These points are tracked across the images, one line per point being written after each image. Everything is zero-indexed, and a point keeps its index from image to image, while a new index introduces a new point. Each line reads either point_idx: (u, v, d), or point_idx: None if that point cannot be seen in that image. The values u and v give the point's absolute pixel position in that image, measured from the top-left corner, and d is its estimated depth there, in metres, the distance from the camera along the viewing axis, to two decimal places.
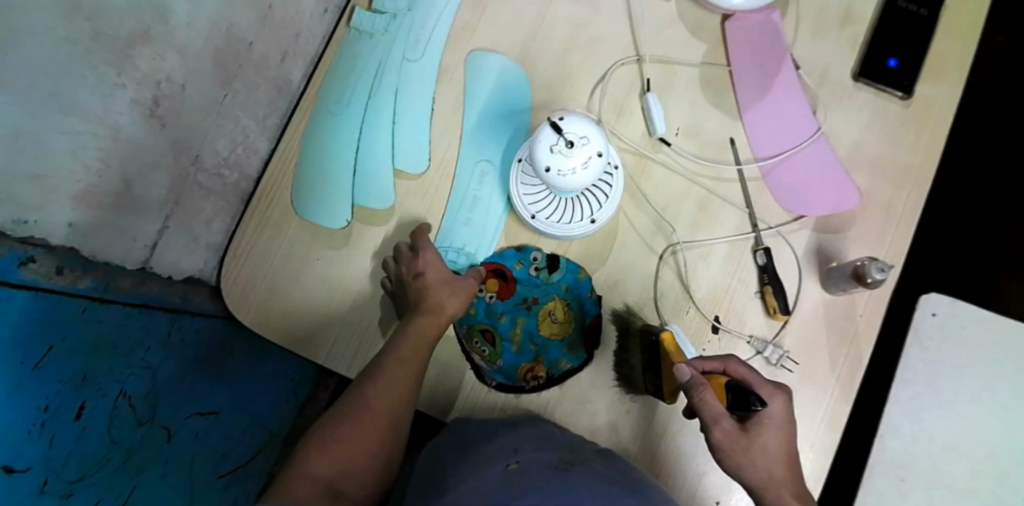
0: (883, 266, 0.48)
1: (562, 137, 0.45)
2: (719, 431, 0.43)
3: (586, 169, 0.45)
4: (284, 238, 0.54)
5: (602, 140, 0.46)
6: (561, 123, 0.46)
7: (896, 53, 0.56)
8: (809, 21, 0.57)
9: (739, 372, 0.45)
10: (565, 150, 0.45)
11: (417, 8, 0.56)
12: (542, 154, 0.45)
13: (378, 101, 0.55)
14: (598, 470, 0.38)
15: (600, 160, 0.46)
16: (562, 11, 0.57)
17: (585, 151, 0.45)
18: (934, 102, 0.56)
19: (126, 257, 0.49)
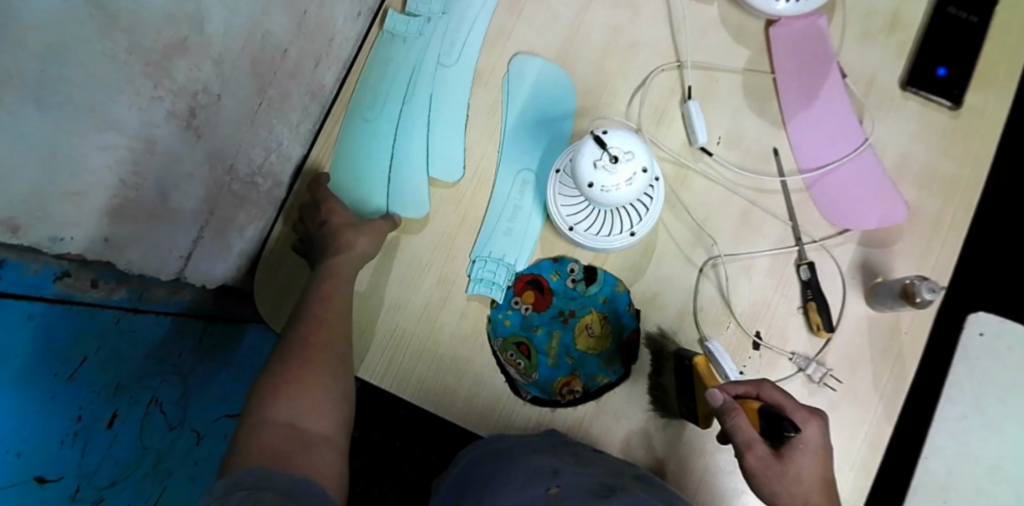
0: (933, 286, 0.47)
1: (606, 151, 0.44)
2: (753, 457, 0.42)
3: (631, 185, 0.44)
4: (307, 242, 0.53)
5: (647, 155, 0.45)
6: (604, 137, 0.44)
7: (945, 61, 0.54)
8: (855, 27, 0.55)
9: (773, 396, 0.44)
10: (609, 166, 0.43)
11: (452, 11, 0.55)
12: (586, 169, 0.44)
13: (412, 107, 0.54)
14: (638, 496, 0.37)
15: (645, 175, 0.45)
16: (600, 14, 0.55)
17: (630, 167, 0.44)
18: (983, 113, 0.54)
19: (161, 267, 0.49)
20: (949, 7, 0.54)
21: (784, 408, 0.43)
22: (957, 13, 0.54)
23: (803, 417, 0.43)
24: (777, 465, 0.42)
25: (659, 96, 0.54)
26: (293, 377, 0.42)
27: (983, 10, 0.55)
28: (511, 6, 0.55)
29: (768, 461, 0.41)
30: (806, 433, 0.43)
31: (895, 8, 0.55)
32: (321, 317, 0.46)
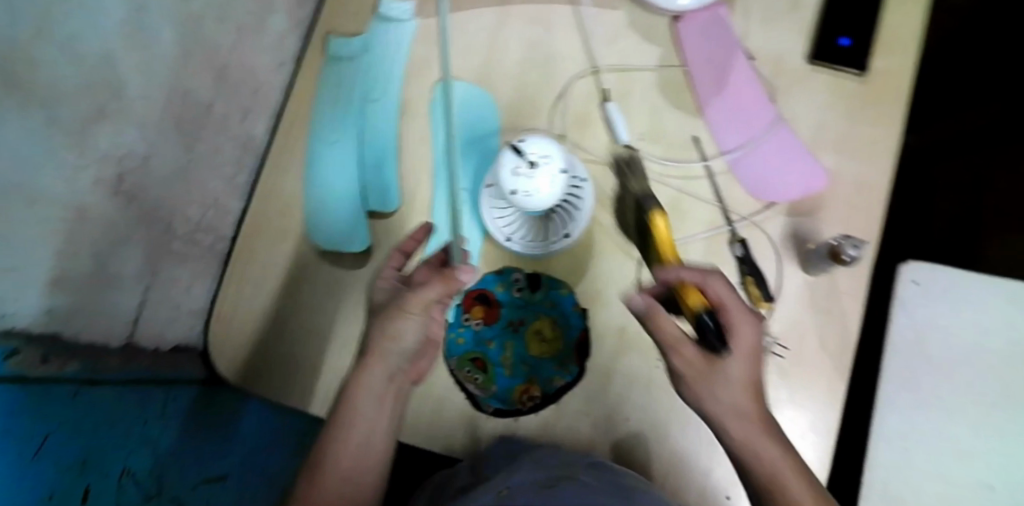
0: (856, 243, 0.49)
1: (524, 158, 0.46)
2: (678, 358, 0.42)
3: (552, 187, 0.46)
4: (265, 292, 0.55)
5: (563, 156, 0.46)
6: (521, 145, 0.46)
7: (847, 32, 0.56)
8: (757, 10, 0.57)
9: (718, 291, 0.41)
10: (528, 172, 0.45)
11: (371, 49, 0.56)
12: (507, 178, 0.46)
13: (343, 146, 0.56)
14: (587, 485, 0.39)
15: (564, 176, 0.47)
16: (515, 31, 0.57)
17: (548, 170, 0.46)
18: (891, 75, 0.56)
19: (109, 332, 0.50)
20: None
21: (726, 307, 0.41)
22: None
23: (743, 318, 0.41)
24: (708, 368, 0.41)
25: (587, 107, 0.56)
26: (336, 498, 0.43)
27: None
28: (428, 36, 0.56)
29: (697, 366, 0.42)
30: (744, 335, 0.41)
31: None
32: (358, 436, 0.44)
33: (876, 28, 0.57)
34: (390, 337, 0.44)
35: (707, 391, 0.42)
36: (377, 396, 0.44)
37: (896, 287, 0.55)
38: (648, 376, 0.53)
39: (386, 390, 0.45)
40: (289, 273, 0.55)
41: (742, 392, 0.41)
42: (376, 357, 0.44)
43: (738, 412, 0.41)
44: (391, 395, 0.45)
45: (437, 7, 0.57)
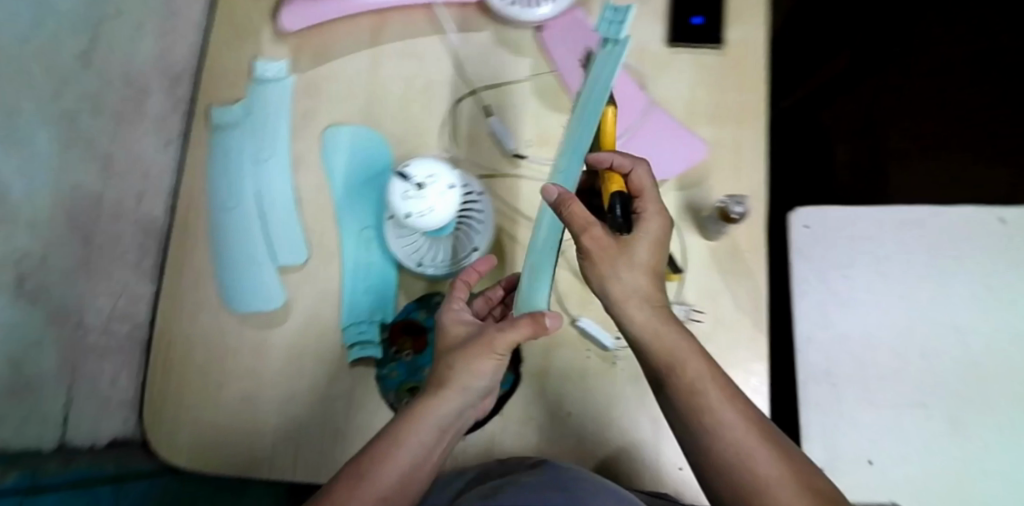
0: (738, 200, 0.52)
1: (411, 181, 0.47)
2: (587, 238, 0.41)
3: (443, 204, 0.48)
4: (197, 365, 0.55)
5: (450, 172, 0.48)
6: (407, 170, 0.48)
7: (698, 12, 0.59)
8: None
9: (642, 179, 0.44)
10: (417, 193, 0.47)
11: (254, 112, 0.58)
12: (398, 203, 0.47)
13: (245, 210, 0.56)
14: (528, 486, 0.41)
15: (455, 191, 0.48)
16: (390, 68, 0.58)
17: (436, 188, 0.47)
18: (748, 44, 0.58)
19: (42, 433, 0.50)
20: None
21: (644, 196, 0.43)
22: None
23: (656, 209, 0.43)
24: (614, 246, 0.41)
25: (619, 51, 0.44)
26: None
27: None
28: (308, 90, 0.58)
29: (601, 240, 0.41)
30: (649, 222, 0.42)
31: None
32: (404, 476, 0.39)
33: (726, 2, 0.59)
34: (469, 373, 0.39)
35: (611, 270, 0.41)
36: (433, 435, 0.39)
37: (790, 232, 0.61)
38: (582, 367, 0.54)
39: (447, 423, 0.40)
40: (219, 342, 0.55)
41: (643, 273, 0.41)
42: (446, 392, 0.39)
43: (642, 294, 0.41)
44: (450, 428, 0.41)
45: (311, 61, 0.58)
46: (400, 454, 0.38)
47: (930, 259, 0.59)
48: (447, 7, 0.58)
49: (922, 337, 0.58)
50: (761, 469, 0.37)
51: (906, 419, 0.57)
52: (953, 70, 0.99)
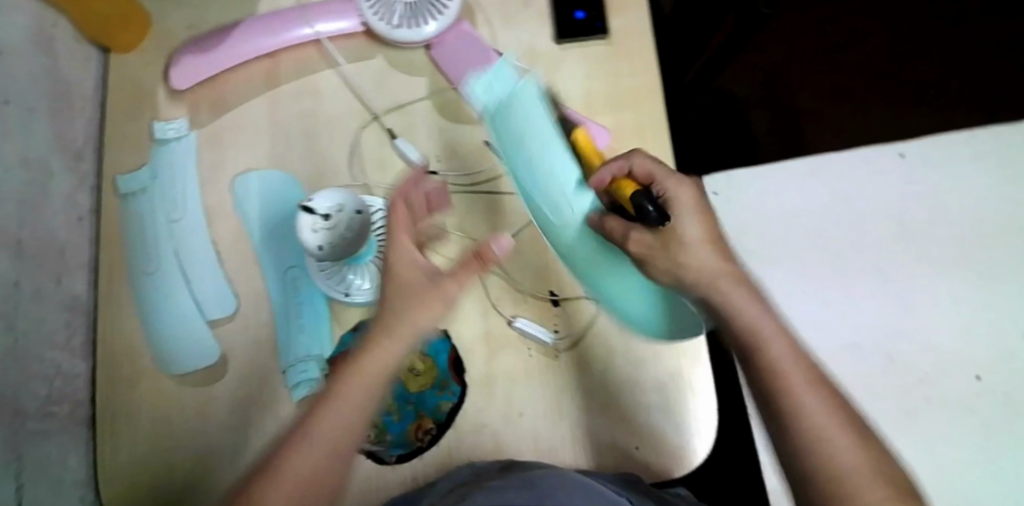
0: None
1: (316, 213, 0.47)
2: (634, 245, 0.42)
3: (352, 229, 0.48)
4: (143, 422, 0.54)
5: (355, 199, 0.49)
6: (310, 203, 0.48)
7: (581, 6, 0.58)
8: (497, 15, 0.59)
9: (645, 166, 0.44)
10: (324, 224, 0.47)
11: (160, 174, 0.58)
12: (308, 237, 0.48)
13: (166, 270, 0.56)
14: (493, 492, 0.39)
15: (361, 216, 0.49)
16: (288, 109, 0.58)
17: (342, 215, 0.48)
18: (632, 31, 0.58)
19: None
20: None
21: (657, 175, 0.43)
22: None
23: (676, 185, 0.43)
24: (660, 240, 0.42)
25: (526, 100, 0.47)
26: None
27: None
28: (212, 144, 0.58)
29: (645, 237, 0.42)
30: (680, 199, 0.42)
31: None
32: (334, 438, 0.39)
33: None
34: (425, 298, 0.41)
35: (675, 260, 0.42)
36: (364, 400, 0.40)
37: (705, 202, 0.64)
38: (526, 367, 0.54)
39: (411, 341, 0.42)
40: (160, 402, 0.55)
41: (711, 249, 0.42)
42: (366, 365, 0.40)
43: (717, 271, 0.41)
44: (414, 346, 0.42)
45: (210, 114, 0.59)
46: (329, 418, 0.39)
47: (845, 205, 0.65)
48: (333, 39, 0.59)
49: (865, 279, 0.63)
50: (840, 462, 0.36)
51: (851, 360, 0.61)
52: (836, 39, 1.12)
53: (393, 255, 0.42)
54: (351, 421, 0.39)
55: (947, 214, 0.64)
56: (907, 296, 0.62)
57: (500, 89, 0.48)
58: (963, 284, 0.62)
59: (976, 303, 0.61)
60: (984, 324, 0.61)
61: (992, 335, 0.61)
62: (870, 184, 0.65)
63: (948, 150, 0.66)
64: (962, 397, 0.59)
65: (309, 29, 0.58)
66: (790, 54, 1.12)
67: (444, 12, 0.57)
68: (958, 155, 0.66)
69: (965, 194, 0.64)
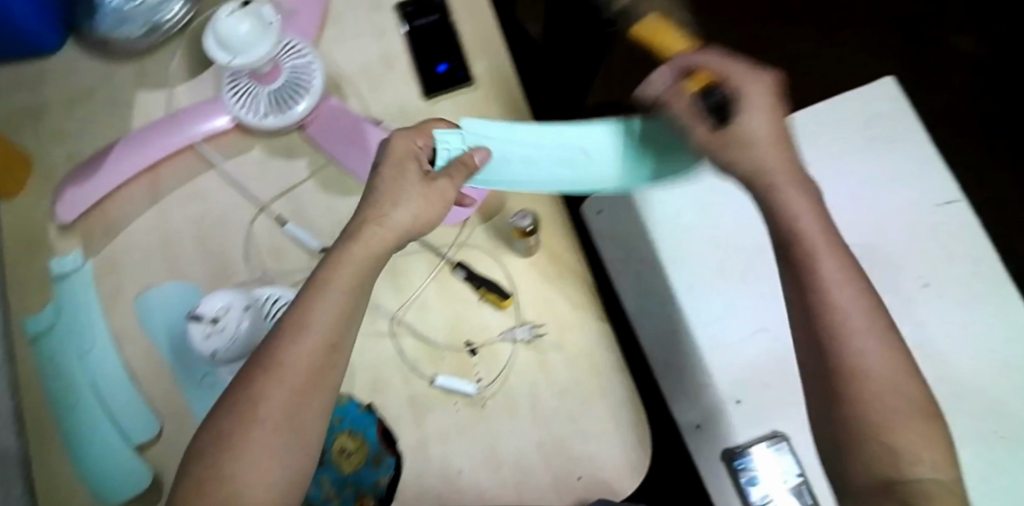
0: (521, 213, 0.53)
1: (205, 320, 0.46)
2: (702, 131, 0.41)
3: (246, 328, 0.46)
4: None
5: (243, 296, 0.47)
6: (198, 310, 0.46)
7: (442, 58, 0.57)
8: (363, 83, 0.58)
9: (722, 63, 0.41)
10: (214, 329, 0.45)
11: (64, 308, 0.58)
12: (201, 345, 0.46)
13: (86, 405, 0.56)
14: None
15: (253, 312, 0.47)
16: (177, 217, 0.58)
17: (232, 316, 0.46)
18: (498, 73, 0.57)
19: None
20: (414, 22, 0.59)
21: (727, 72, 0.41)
22: (424, 22, 0.58)
23: (745, 78, 0.41)
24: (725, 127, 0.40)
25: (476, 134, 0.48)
26: (262, 435, 0.36)
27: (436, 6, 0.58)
28: (109, 268, 0.58)
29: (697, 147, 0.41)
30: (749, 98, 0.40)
31: (380, 49, 0.59)
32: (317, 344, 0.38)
33: (464, 38, 0.58)
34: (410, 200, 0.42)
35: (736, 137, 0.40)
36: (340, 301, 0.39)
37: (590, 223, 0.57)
38: (456, 422, 0.53)
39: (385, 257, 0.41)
40: None
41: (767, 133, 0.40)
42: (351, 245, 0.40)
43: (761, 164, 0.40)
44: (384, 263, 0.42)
45: (102, 240, 0.59)
46: (315, 315, 0.38)
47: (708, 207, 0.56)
48: (210, 141, 0.59)
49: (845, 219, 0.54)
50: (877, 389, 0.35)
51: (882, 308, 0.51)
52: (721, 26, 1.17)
53: (394, 143, 0.44)
54: (313, 356, 0.38)
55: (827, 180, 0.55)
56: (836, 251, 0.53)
57: (452, 143, 0.47)
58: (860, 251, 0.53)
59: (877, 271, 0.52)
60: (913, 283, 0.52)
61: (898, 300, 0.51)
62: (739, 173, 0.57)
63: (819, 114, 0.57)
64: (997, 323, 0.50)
65: (181, 136, 0.58)
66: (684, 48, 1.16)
67: (308, 91, 0.56)
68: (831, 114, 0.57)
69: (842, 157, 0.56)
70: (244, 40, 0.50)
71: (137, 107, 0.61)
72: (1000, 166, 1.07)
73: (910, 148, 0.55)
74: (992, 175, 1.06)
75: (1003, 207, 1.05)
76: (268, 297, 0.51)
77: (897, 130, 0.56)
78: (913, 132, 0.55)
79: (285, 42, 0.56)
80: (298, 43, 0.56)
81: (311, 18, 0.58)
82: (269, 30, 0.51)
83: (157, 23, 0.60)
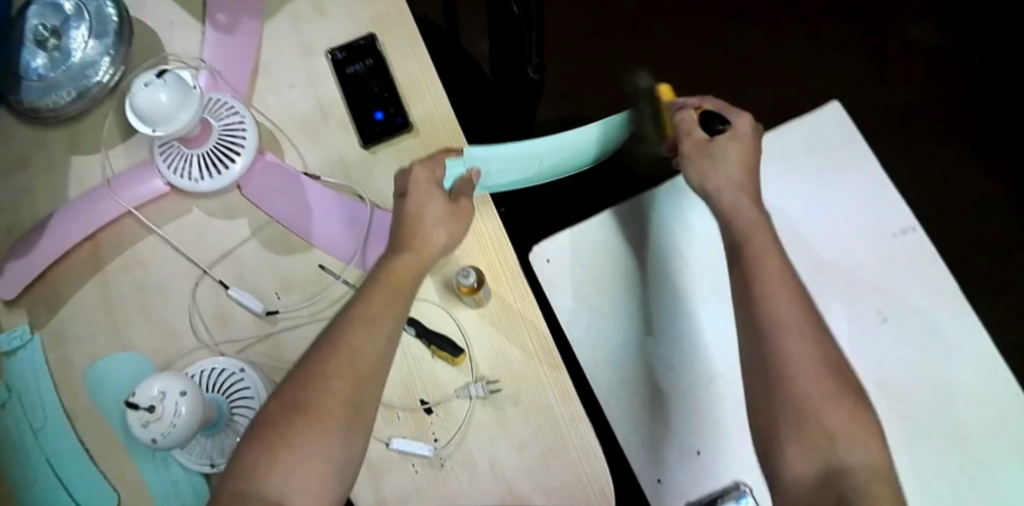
0: (464, 271, 0.52)
1: (140, 408, 0.44)
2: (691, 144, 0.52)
3: (184, 414, 0.44)
4: None
5: (180, 379, 0.45)
6: (133, 397, 0.44)
7: (378, 105, 0.57)
8: (300, 136, 0.57)
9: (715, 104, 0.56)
10: (151, 418, 0.43)
11: (16, 386, 0.56)
12: (140, 434, 0.44)
13: (45, 483, 0.54)
14: None
15: (191, 396, 0.45)
16: (121, 285, 0.57)
17: (168, 403, 0.44)
18: (436, 118, 0.57)
19: None
20: (346, 68, 0.58)
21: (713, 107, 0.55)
22: (355, 69, 0.58)
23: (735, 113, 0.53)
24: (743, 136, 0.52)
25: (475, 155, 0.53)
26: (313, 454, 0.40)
27: (368, 52, 0.58)
28: (55, 341, 0.56)
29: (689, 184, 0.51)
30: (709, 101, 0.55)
31: (315, 100, 0.58)
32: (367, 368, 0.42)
33: (399, 85, 0.57)
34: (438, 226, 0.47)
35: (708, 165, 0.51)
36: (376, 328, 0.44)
37: (537, 273, 0.58)
38: (415, 485, 0.51)
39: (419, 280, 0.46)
40: None
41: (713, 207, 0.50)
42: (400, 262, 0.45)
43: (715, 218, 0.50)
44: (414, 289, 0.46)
45: (47, 312, 0.57)
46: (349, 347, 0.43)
47: (650, 263, 0.58)
48: (149, 204, 0.58)
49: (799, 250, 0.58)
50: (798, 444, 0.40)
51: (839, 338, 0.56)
52: (687, 22, 1.13)
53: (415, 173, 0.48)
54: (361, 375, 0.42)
55: (792, 216, 0.59)
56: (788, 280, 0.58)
57: (459, 168, 0.51)
58: (824, 287, 0.57)
59: (837, 304, 0.56)
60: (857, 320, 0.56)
61: (860, 334, 0.56)
62: (674, 223, 0.58)
63: (786, 144, 0.60)
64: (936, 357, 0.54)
65: (116, 202, 0.57)
66: (650, 48, 1.12)
67: (244, 149, 0.55)
68: (791, 150, 0.60)
69: (803, 192, 0.59)
70: (164, 110, 0.47)
71: (71, 174, 0.59)
72: (976, 148, 1.05)
73: (863, 180, 0.59)
74: (970, 156, 1.05)
75: (982, 190, 1.04)
76: (213, 369, 0.53)
77: (850, 161, 0.59)
78: (867, 163, 0.59)
79: (215, 101, 0.55)
80: (230, 101, 0.56)
81: (241, 73, 0.58)
82: (191, 94, 0.49)
83: (85, 87, 0.58)
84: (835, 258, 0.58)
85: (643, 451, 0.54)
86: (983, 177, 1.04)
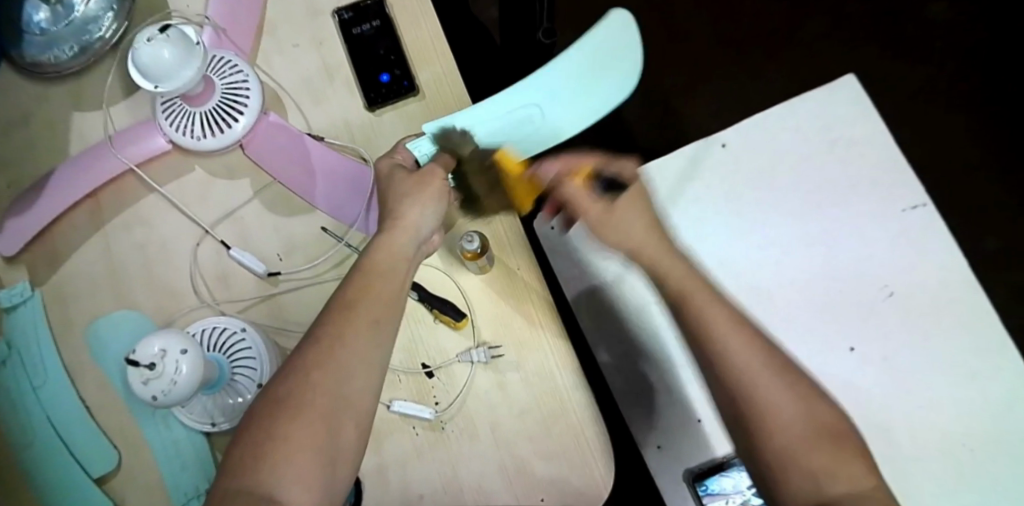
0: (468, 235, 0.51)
1: (141, 365, 0.43)
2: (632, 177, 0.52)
3: (184, 373, 0.44)
4: None
5: (181, 336, 0.45)
6: (133, 354, 0.44)
7: (384, 67, 0.56)
8: (305, 98, 0.57)
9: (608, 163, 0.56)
10: (151, 375, 0.43)
11: (15, 341, 0.55)
12: (140, 391, 0.44)
13: (44, 436, 0.53)
14: None
15: (191, 354, 0.45)
16: (123, 244, 0.57)
17: (168, 360, 0.44)
18: (442, 82, 0.56)
19: None
20: (352, 29, 0.57)
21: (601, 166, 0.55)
22: (362, 30, 0.57)
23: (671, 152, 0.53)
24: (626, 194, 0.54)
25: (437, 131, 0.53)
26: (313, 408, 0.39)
27: (376, 14, 0.57)
28: (56, 297, 0.56)
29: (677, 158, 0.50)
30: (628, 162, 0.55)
31: (321, 62, 0.57)
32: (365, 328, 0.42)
33: (406, 47, 0.57)
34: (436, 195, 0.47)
35: None
36: (377, 290, 0.45)
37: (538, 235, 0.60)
38: (415, 448, 0.51)
39: None
40: None
41: None
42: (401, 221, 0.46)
43: None
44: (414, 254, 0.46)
45: (48, 270, 0.57)
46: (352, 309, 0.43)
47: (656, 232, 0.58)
48: (150, 163, 0.57)
49: (801, 226, 0.58)
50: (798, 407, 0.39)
51: (838, 311, 0.56)
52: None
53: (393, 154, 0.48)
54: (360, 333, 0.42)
55: (801, 191, 0.59)
56: (790, 251, 0.58)
57: (425, 146, 0.52)
58: (829, 264, 0.57)
59: (842, 279, 0.57)
60: (858, 293, 0.56)
61: (863, 310, 0.56)
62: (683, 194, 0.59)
63: (796, 117, 0.60)
64: (934, 331, 0.55)
65: (116, 159, 0.56)
66: (657, 22, 1.11)
67: (246, 108, 0.55)
68: (799, 124, 0.60)
69: (809, 165, 0.59)
70: (165, 66, 0.47)
71: (73, 131, 0.58)
72: (981, 130, 1.05)
73: (869, 154, 0.59)
74: (975, 138, 1.04)
75: (987, 173, 1.03)
76: (216, 329, 0.52)
77: (863, 134, 0.59)
78: (875, 135, 0.59)
79: (218, 59, 0.54)
80: (234, 60, 0.55)
81: (245, 32, 0.58)
82: (194, 50, 0.48)
83: (88, 43, 0.58)
84: (838, 233, 0.58)
85: (635, 412, 0.56)
86: (989, 163, 1.04)
